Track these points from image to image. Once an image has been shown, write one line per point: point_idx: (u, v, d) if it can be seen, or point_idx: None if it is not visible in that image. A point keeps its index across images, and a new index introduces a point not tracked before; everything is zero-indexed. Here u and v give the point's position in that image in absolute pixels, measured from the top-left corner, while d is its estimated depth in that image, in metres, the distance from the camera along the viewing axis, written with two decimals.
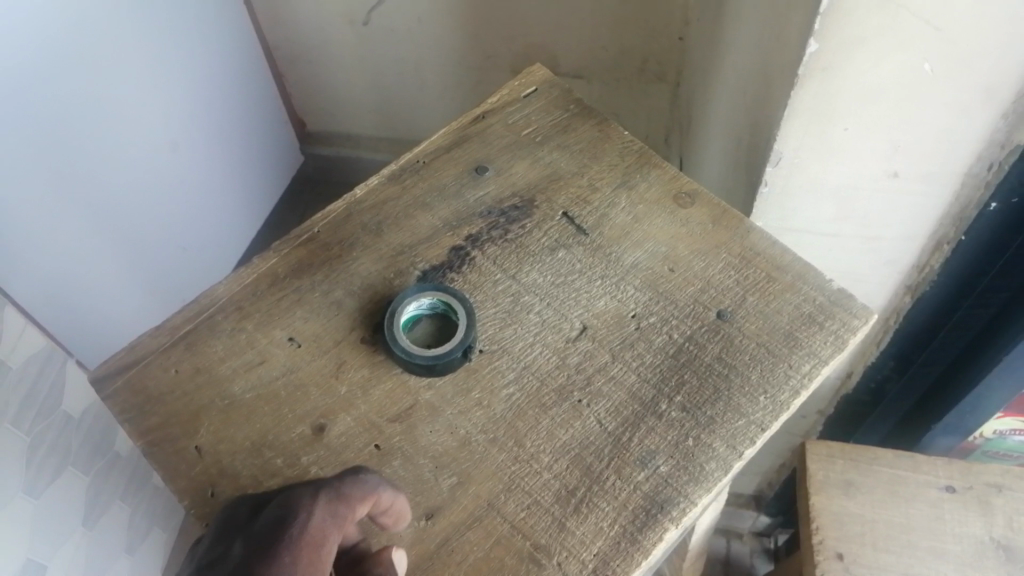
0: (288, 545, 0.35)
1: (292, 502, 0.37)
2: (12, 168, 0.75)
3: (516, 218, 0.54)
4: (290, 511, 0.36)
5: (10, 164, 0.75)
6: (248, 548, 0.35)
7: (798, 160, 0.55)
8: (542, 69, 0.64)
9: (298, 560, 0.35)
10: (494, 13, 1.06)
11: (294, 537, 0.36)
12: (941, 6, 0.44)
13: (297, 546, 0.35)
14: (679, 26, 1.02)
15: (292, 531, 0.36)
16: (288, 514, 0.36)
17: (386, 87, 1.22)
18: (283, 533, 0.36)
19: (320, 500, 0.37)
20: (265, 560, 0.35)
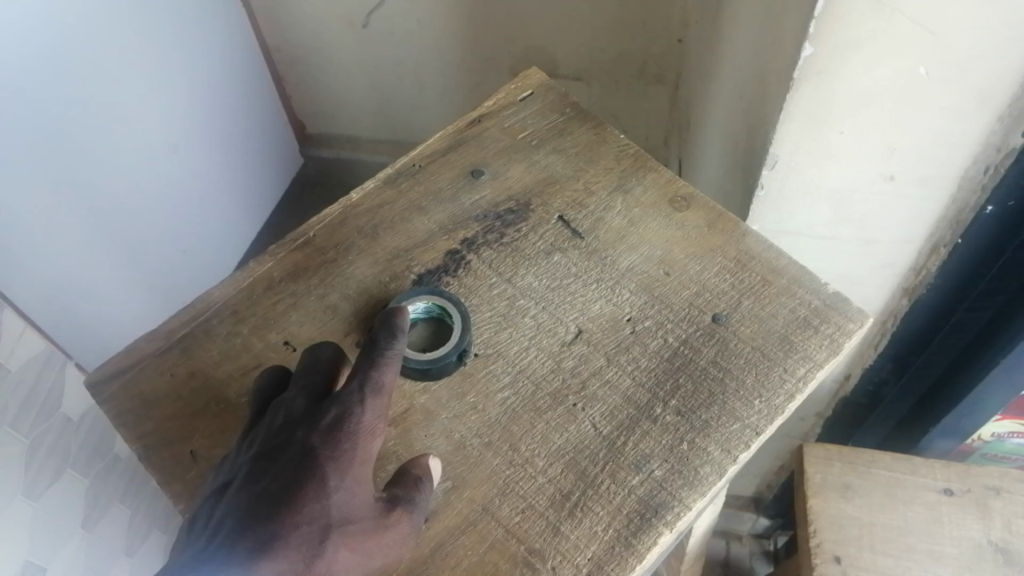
0: (350, 435, 0.40)
1: (343, 392, 0.41)
2: (10, 172, 0.75)
3: (511, 221, 0.54)
4: (345, 404, 0.40)
5: (8, 168, 0.75)
6: (311, 436, 0.40)
7: (795, 164, 0.55)
8: (538, 72, 0.64)
9: (358, 445, 0.40)
10: (494, 15, 1.07)
11: (354, 430, 0.40)
12: (936, 9, 0.44)
13: (356, 437, 0.40)
14: (678, 28, 1.02)
15: (349, 420, 0.40)
16: (342, 405, 0.40)
17: (386, 89, 1.22)
18: (342, 424, 0.40)
19: (368, 392, 0.41)
20: (333, 449, 0.39)
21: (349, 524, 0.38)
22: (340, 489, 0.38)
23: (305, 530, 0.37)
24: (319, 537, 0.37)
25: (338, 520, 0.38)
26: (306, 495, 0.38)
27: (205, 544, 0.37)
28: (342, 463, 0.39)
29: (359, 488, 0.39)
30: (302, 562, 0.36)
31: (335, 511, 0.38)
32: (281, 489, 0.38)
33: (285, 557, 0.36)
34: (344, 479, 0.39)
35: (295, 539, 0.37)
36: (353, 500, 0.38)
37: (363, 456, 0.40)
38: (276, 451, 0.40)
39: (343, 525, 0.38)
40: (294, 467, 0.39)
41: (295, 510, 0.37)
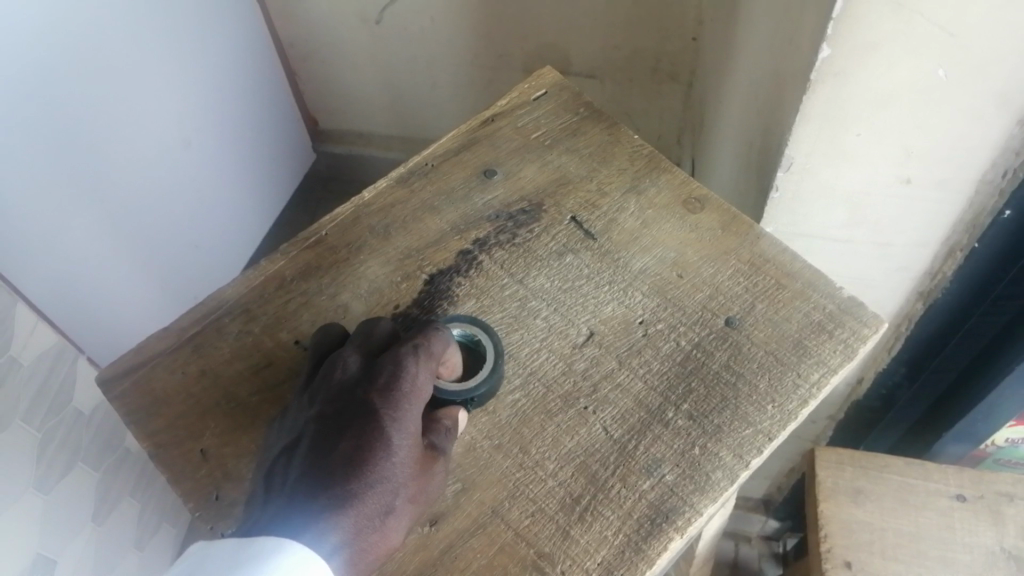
0: (406, 395, 0.41)
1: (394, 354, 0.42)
2: (22, 168, 0.75)
3: (524, 221, 0.54)
4: (398, 366, 0.42)
5: (20, 165, 0.75)
6: (370, 397, 0.41)
7: (810, 166, 0.55)
8: (552, 71, 0.63)
9: (414, 403, 0.41)
10: (507, 12, 1.06)
11: (407, 388, 0.41)
12: (956, 12, 0.43)
13: (410, 395, 0.41)
14: (693, 27, 1.02)
15: (404, 379, 0.41)
16: (396, 366, 0.42)
17: (398, 85, 1.22)
18: (397, 385, 0.41)
19: (418, 354, 0.42)
20: (393, 409, 0.40)
21: (409, 479, 0.39)
22: (401, 446, 0.40)
23: (377, 488, 0.38)
24: (387, 494, 0.38)
25: (400, 476, 0.39)
26: (371, 453, 0.39)
27: (286, 503, 0.38)
28: (401, 421, 0.40)
29: (418, 445, 0.40)
30: (376, 518, 0.38)
31: (400, 468, 0.39)
32: (349, 448, 0.39)
33: (360, 513, 0.37)
34: (405, 436, 0.40)
35: (366, 495, 0.38)
36: (412, 457, 0.40)
37: (417, 415, 0.41)
38: (336, 412, 0.41)
39: (406, 481, 0.39)
40: (356, 427, 0.40)
41: (364, 467, 0.38)
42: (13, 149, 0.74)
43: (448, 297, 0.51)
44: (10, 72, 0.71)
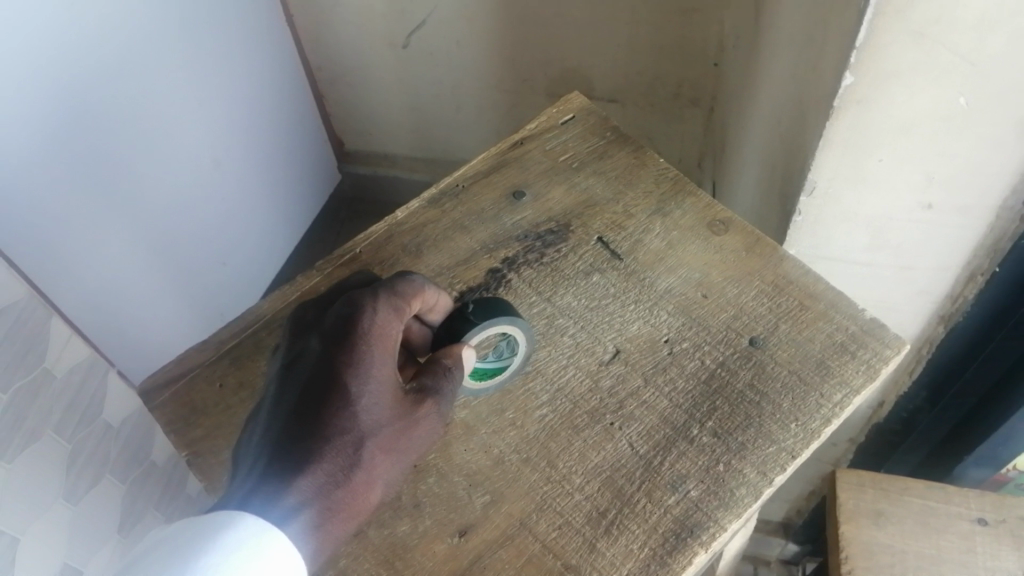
0: (365, 346, 0.43)
1: (356, 301, 0.46)
2: (56, 185, 0.78)
3: (552, 242, 0.55)
4: (357, 317, 0.44)
5: (51, 182, 0.77)
6: (333, 351, 0.44)
7: (833, 191, 0.56)
8: (580, 96, 0.65)
9: (377, 347, 0.44)
10: (531, 37, 1.08)
11: (367, 337, 0.44)
12: (976, 42, 0.45)
13: (371, 344, 0.44)
14: (715, 52, 1.03)
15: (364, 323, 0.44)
16: (354, 312, 0.45)
17: (423, 108, 1.25)
18: (357, 336, 0.44)
19: (380, 303, 0.45)
20: (352, 360, 0.43)
21: (378, 430, 0.42)
22: (366, 394, 0.43)
23: (342, 441, 0.41)
24: (352, 446, 0.41)
25: (364, 427, 0.42)
26: (334, 406, 0.42)
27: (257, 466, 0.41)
28: (363, 373, 0.43)
29: (383, 395, 0.43)
30: (343, 468, 0.41)
31: (364, 419, 0.42)
32: (314, 405, 0.42)
33: (325, 468, 0.41)
34: (369, 382, 0.43)
35: (333, 451, 0.41)
36: (379, 404, 0.43)
37: (382, 363, 0.44)
38: (301, 366, 0.44)
39: (372, 429, 0.42)
40: (322, 382, 0.43)
41: (330, 419, 0.42)
42: (48, 167, 0.76)
43: None
44: (45, 93, 0.73)
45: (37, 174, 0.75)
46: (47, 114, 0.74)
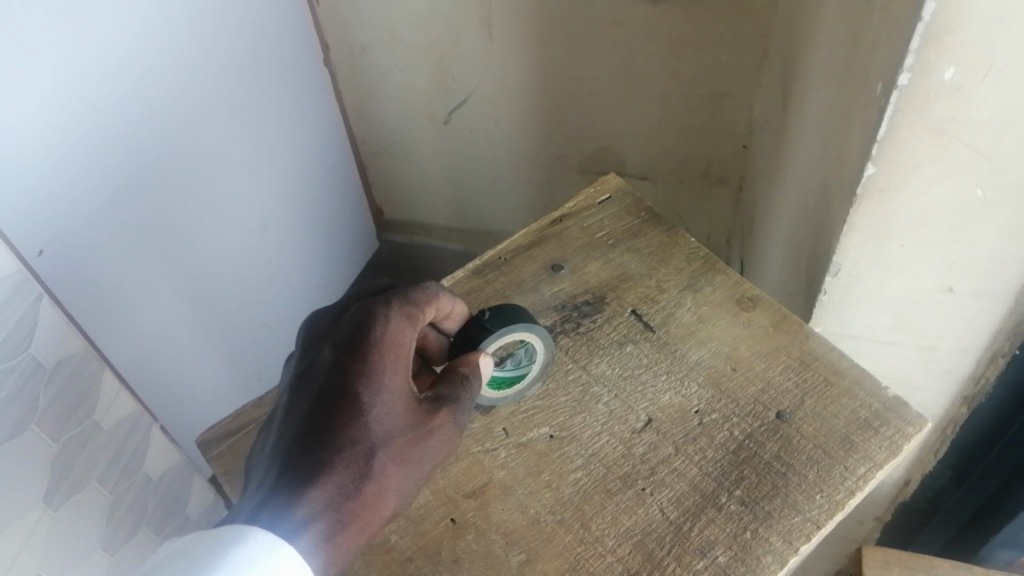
0: (378, 359, 0.48)
1: (366, 311, 0.50)
2: (111, 254, 0.81)
3: (588, 312, 0.59)
4: (370, 330, 0.49)
5: (111, 247, 0.81)
6: (348, 363, 0.48)
7: (857, 273, 0.59)
8: (616, 178, 0.69)
9: (387, 355, 0.48)
10: (566, 117, 1.14)
11: (380, 349, 0.48)
12: (990, 139, 0.48)
13: (384, 356, 0.48)
14: (743, 135, 1.08)
15: (372, 333, 0.49)
16: (364, 321, 0.49)
17: (461, 181, 1.30)
18: (371, 348, 0.48)
19: (391, 316, 0.50)
20: (366, 372, 0.47)
21: (389, 441, 0.46)
22: (377, 403, 0.47)
23: (356, 451, 0.45)
24: (364, 456, 0.45)
25: (376, 438, 0.46)
26: (349, 417, 0.46)
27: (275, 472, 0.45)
28: (376, 385, 0.47)
29: (395, 408, 0.47)
30: (357, 476, 0.45)
31: (377, 431, 0.46)
32: (329, 415, 0.46)
33: (339, 475, 0.44)
34: (380, 391, 0.47)
35: (347, 461, 0.45)
36: (391, 417, 0.47)
37: (394, 375, 0.48)
38: (316, 375, 0.49)
39: (384, 441, 0.46)
40: (336, 392, 0.47)
41: (343, 429, 0.46)
42: (108, 235, 0.80)
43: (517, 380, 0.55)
44: (112, 163, 0.78)
45: (94, 242, 0.79)
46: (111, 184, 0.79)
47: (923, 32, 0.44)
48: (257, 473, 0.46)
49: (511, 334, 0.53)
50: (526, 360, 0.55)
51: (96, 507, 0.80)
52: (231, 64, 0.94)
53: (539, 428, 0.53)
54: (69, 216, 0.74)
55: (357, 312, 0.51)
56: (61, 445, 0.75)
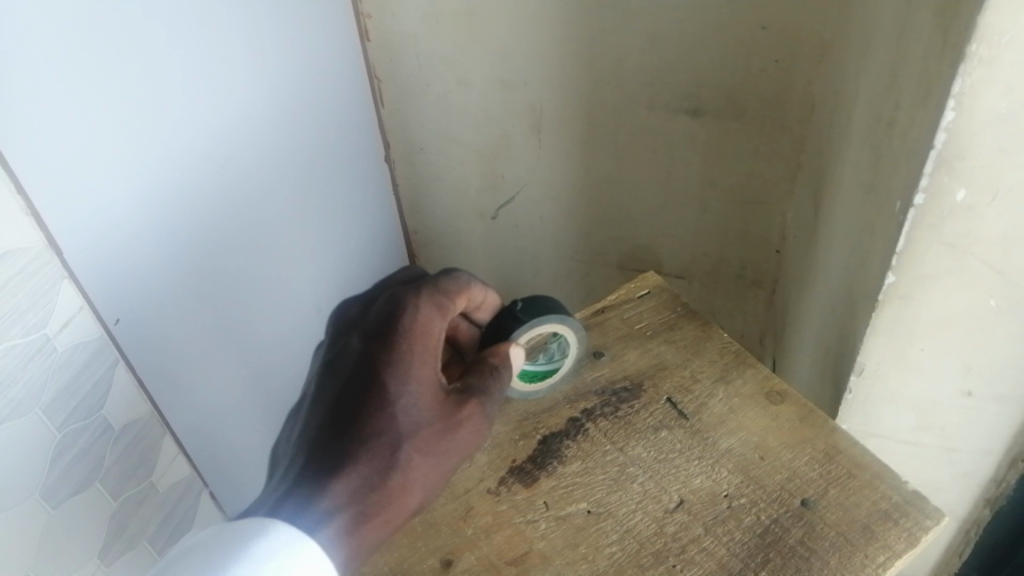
0: (406, 352, 0.55)
1: (397, 300, 0.57)
2: (180, 338, 0.85)
3: (626, 397, 0.63)
4: (400, 322, 0.56)
5: (185, 325, 0.86)
6: (379, 354, 0.55)
7: (880, 375, 0.62)
8: (655, 275, 0.74)
9: (417, 344, 0.55)
10: (609, 216, 1.20)
11: (410, 340, 0.55)
12: (1001, 255, 0.53)
13: (413, 348, 0.55)
14: (778, 240, 1.13)
15: (403, 322, 0.56)
16: (396, 310, 0.57)
17: (505, 272, 1.36)
18: (400, 342, 0.55)
19: (418, 310, 0.57)
20: (396, 364, 0.54)
21: (414, 434, 0.54)
22: (405, 394, 0.54)
23: (383, 442, 0.53)
24: (390, 446, 0.53)
25: (402, 431, 0.53)
26: (379, 408, 0.53)
27: (311, 454, 0.52)
28: (405, 378, 0.54)
29: (422, 402, 0.54)
30: (383, 464, 0.52)
31: (403, 424, 0.53)
32: (360, 404, 0.53)
33: (367, 463, 0.52)
34: (411, 379, 0.54)
35: (375, 449, 0.52)
36: (417, 411, 0.54)
37: (422, 369, 0.55)
38: (351, 359, 0.56)
39: (410, 433, 0.53)
40: (368, 381, 0.54)
41: (373, 420, 0.53)
42: (181, 316, 0.85)
43: (558, 457, 0.59)
44: (194, 245, 0.84)
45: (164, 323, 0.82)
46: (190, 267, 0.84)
47: (935, 158, 0.50)
48: (294, 451, 0.54)
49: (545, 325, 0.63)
50: (557, 355, 0.66)
51: (143, 565, 0.86)
52: (305, 158, 1.02)
53: (578, 504, 0.56)
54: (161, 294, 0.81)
55: (388, 302, 0.58)
56: (118, 503, 0.81)
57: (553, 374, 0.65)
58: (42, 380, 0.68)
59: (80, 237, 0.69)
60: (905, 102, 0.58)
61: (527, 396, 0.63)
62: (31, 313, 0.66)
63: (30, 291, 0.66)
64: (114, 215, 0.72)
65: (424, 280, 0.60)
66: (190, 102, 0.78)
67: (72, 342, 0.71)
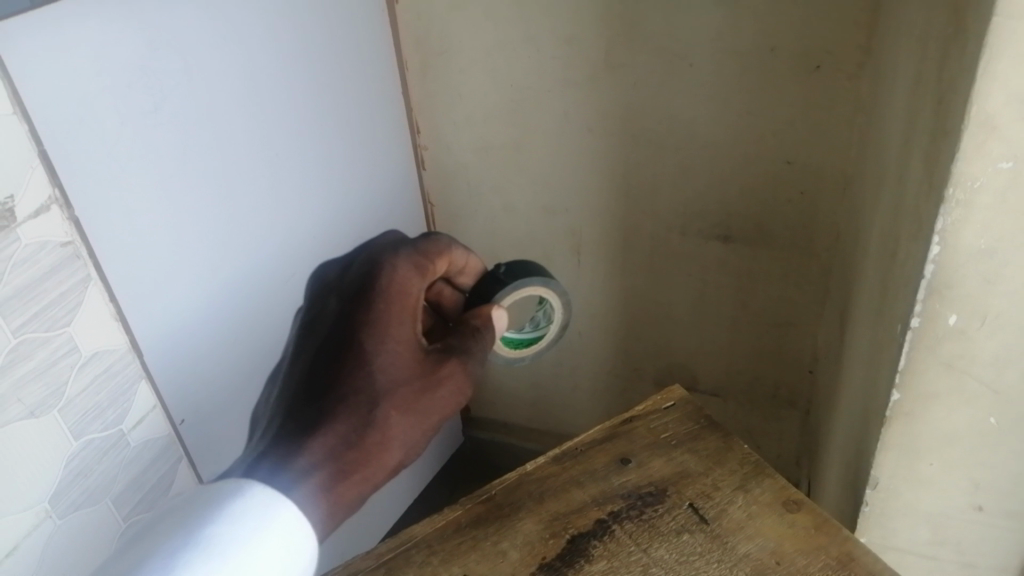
0: (383, 316, 0.63)
1: (376, 261, 0.66)
2: (233, 437, 0.92)
3: (650, 501, 0.67)
4: (376, 286, 0.64)
5: (239, 425, 0.92)
6: (359, 316, 0.63)
7: (893, 488, 0.66)
8: (680, 388, 0.80)
9: (394, 302, 0.64)
10: (645, 332, 1.26)
11: (386, 301, 0.63)
12: (997, 375, 0.57)
13: (388, 308, 0.63)
14: (810, 361, 1.18)
15: (380, 282, 0.64)
16: (374, 271, 0.65)
17: (545, 384, 1.42)
18: (376, 305, 0.63)
19: (393, 274, 0.65)
20: (374, 327, 0.62)
21: (390, 393, 0.61)
22: (383, 354, 0.62)
23: (361, 401, 0.60)
24: (367, 405, 0.60)
25: (378, 390, 0.61)
26: (358, 369, 0.61)
27: (297, 410, 0.60)
28: (383, 341, 0.62)
29: (398, 362, 0.62)
30: (362, 420, 0.60)
31: (381, 384, 0.61)
32: (340, 365, 0.61)
33: (347, 419, 0.60)
34: (387, 338, 0.62)
35: (354, 407, 0.60)
36: (394, 373, 0.62)
37: (398, 331, 0.63)
38: (332, 319, 0.64)
39: (386, 393, 0.61)
40: (347, 341, 0.62)
41: (353, 381, 0.61)
42: (234, 415, 0.92)
43: (585, 555, 0.63)
44: (250, 352, 0.92)
45: (219, 422, 0.89)
46: (248, 371, 0.92)
47: (927, 285, 0.55)
48: (281, 405, 0.62)
49: (525, 287, 0.78)
50: (543, 321, 0.86)
51: None
52: None
53: None
54: (219, 395, 0.88)
55: (367, 264, 0.66)
56: None
57: (537, 341, 0.86)
58: (113, 472, 0.75)
59: (158, 343, 0.78)
60: (905, 234, 0.64)
61: (511, 362, 0.84)
62: (111, 410, 0.74)
63: (111, 387, 0.73)
64: (186, 319, 0.81)
65: (403, 243, 0.68)
66: (258, 223, 0.88)
67: (142, 439, 0.78)
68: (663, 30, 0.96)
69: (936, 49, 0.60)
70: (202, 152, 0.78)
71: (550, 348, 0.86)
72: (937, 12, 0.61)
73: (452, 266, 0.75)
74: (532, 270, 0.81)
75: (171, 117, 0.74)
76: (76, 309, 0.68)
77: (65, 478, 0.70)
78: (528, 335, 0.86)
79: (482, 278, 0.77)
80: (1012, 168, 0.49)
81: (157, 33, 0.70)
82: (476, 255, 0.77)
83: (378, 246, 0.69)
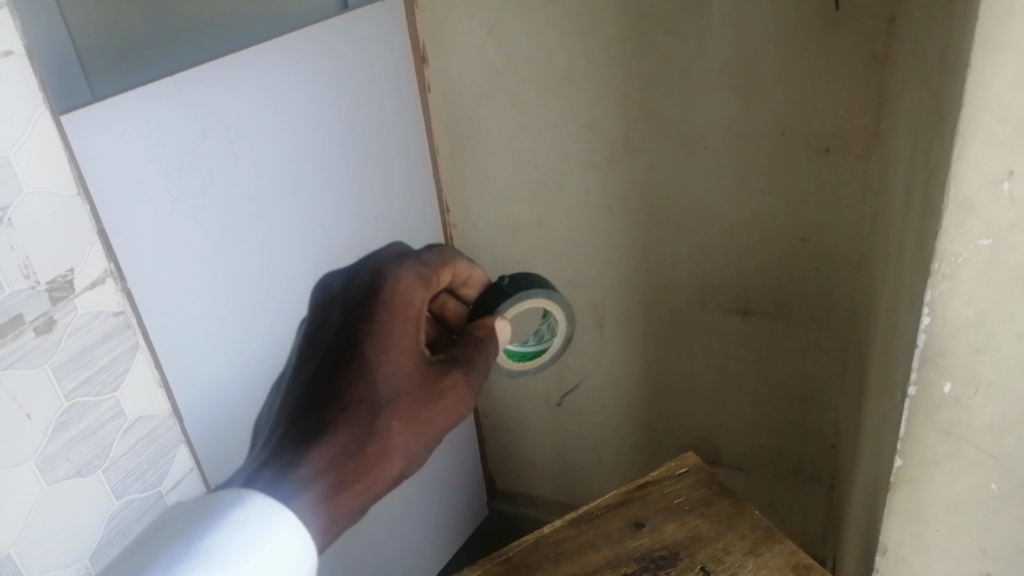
0: (386, 329, 0.65)
1: (380, 272, 0.68)
2: None
3: (662, 565, 0.69)
4: (380, 299, 0.66)
5: None
6: (362, 328, 0.65)
7: (903, 554, 0.67)
8: (694, 455, 0.82)
9: (398, 312, 0.66)
10: (667, 404, 1.28)
11: (390, 313, 0.66)
12: (994, 443, 0.60)
13: (392, 321, 0.66)
14: (831, 435, 1.19)
15: (385, 293, 0.67)
16: (379, 282, 0.68)
17: (569, 457, 1.44)
18: (380, 317, 0.66)
19: (397, 287, 0.67)
20: (377, 339, 0.65)
21: (390, 406, 0.64)
22: (385, 368, 0.65)
23: (363, 411, 0.63)
24: (367, 416, 0.63)
25: (379, 403, 0.64)
26: (361, 382, 0.64)
27: (300, 419, 0.63)
28: (386, 354, 0.65)
29: (399, 375, 0.65)
30: (363, 430, 0.63)
31: (382, 396, 0.64)
32: (343, 375, 0.64)
33: (348, 430, 0.63)
34: (390, 350, 0.65)
35: (355, 418, 0.63)
36: (394, 386, 0.65)
37: (399, 345, 0.66)
38: (337, 330, 0.67)
39: (386, 406, 0.64)
40: (351, 353, 0.65)
41: (355, 392, 0.63)
42: None
43: None
44: None
45: None
46: None
47: (921, 354, 0.58)
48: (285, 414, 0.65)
49: (530, 298, 0.83)
50: (546, 334, 0.92)
51: None
52: None
53: None
54: None
55: (371, 276, 0.69)
56: None
57: (542, 353, 0.92)
58: None
59: (195, 411, 0.83)
60: (904, 307, 0.68)
61: (515, 374, 0.89)
62: (150, 472, 0.75)
63: (152, 450, 0.75)
64: (221, 388, 0.86)
65: (408, 255, 0.71)
66: (292, 298, 0.94)
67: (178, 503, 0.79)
68: (678, 118, 1.02)
69: (925, 138, 0.65)
70: (244, 231, 0.84)
71: (554, 361, 0.92)
72: (926, 104, 0.66)
73: (456, 276, 0.78)
74: (537, 282, 0.87)
75: (217, 198, 0.80)
76: (123, 373, 0.71)
77: (103, 536, 0.70)
78: (532, 348, 0.92)
79: (485, 290, 0.82)
80: (991, 245, 0.53)
81: (209, 123, 0.78)
82: (479, 266, 0.81)
83: (384, 257, 0.72)
